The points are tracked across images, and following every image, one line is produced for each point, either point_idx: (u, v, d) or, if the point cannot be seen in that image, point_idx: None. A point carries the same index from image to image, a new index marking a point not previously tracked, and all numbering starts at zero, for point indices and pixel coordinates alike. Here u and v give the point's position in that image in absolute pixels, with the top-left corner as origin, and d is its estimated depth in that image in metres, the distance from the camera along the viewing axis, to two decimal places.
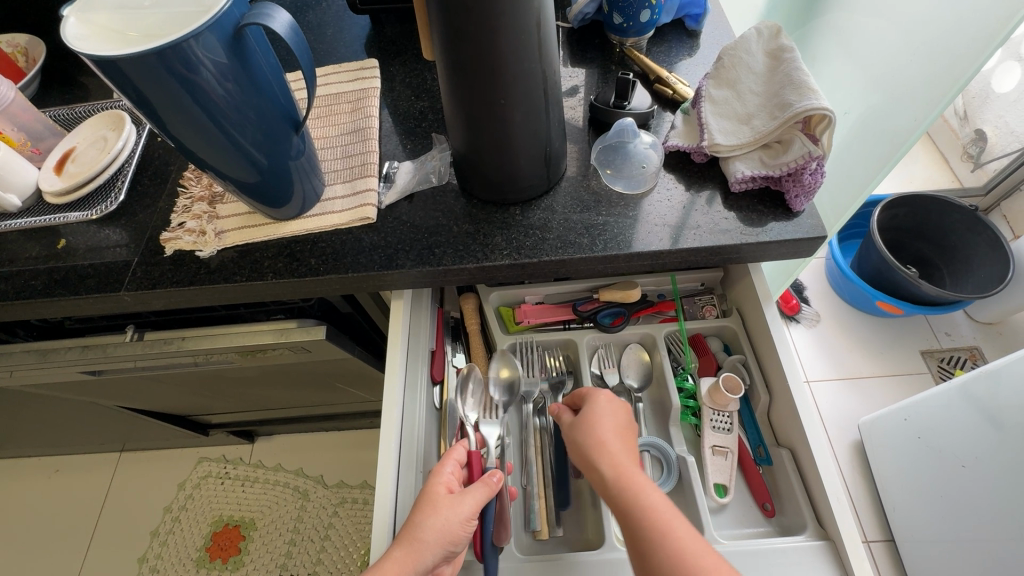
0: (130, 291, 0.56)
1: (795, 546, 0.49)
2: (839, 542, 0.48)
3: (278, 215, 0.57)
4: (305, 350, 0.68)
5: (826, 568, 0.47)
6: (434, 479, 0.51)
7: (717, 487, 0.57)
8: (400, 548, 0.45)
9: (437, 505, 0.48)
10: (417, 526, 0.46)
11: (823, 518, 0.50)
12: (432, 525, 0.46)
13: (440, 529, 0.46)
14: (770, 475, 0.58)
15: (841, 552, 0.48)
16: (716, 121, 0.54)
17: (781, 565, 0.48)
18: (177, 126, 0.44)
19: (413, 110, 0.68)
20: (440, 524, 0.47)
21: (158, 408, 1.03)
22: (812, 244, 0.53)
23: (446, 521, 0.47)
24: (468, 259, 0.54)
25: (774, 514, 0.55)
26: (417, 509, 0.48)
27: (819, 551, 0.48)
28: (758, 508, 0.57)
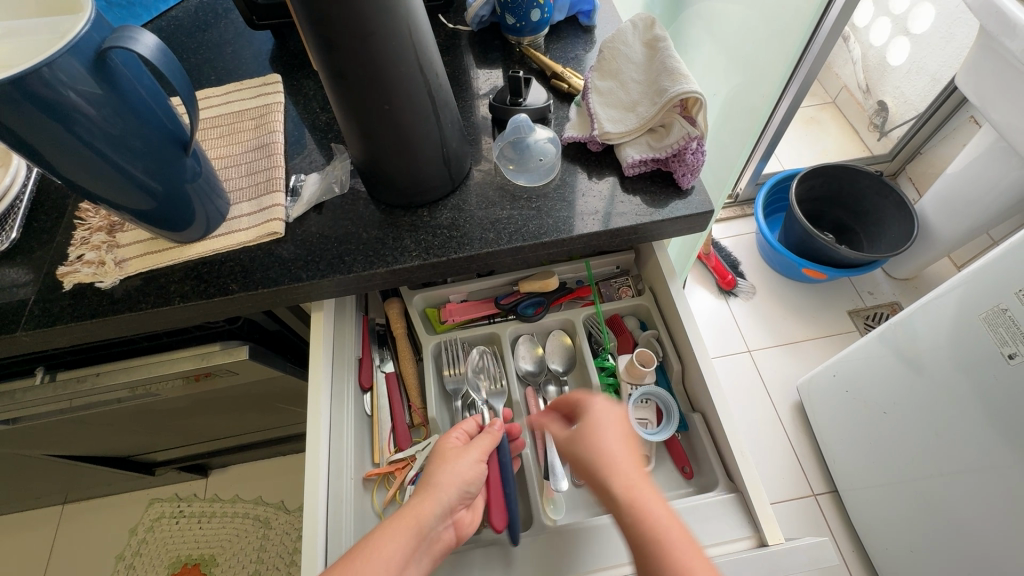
0: (28, 331, 0.54)
1: (708, 501, 0.52)
2: (746, 492, 0.52)
3: (182, 239, 0.56)
4: (232, 372, 0.67)
5: (737, 517, 0.51)
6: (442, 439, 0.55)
7: (639, 458, 0.61)
8: (424, 494, 0.48)
9: (448, 456, 0.52)
10: (433, 474, 0.50)
11: (732, 472, 0.54)
12: (445, 470, 0.50)
13: (453, 473, 0.50)
14: (687, 440, 0.61)
15: (748, 502, 0.51)
16: (604, 111, 0.57)
17: (698, 521, 0.51)
18: (57, 161, 0.43)
19: (320, 122, 0.68)
20: (454, 470, 0.50)
21: (94, 452, 0.98)
22: (702, 219, 0.56)
23: (459, 467, 0.51)
24: (379, 264, 0.55)
25: (692, 475, 0.59)
26: (429, 464, 0.52)
27: (730, 503, 0.52)
28: (679, 471, 0.60)
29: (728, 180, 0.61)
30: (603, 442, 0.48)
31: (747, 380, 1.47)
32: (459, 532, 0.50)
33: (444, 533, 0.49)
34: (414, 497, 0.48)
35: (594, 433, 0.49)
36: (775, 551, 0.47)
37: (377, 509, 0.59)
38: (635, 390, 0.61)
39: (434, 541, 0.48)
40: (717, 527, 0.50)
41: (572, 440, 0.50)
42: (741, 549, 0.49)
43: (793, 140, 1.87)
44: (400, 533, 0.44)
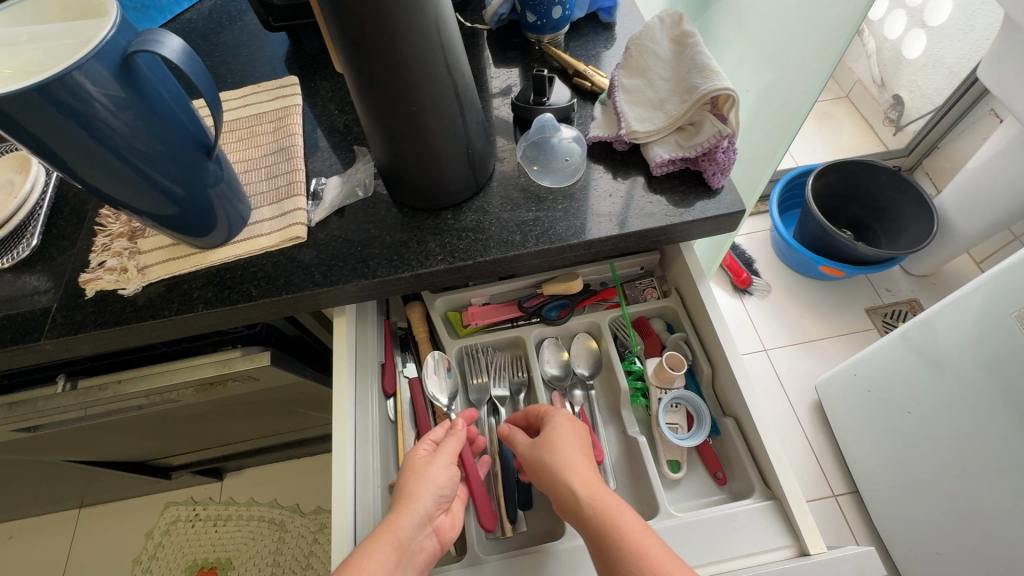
0: (50, 339, 0.53)
1: (745, 509, 0.51)
2: (784, 500, 0.50)
3: (204, 244, 0.55)
4: (253, 378, 0.66)
5: (775, 525, 0.50)
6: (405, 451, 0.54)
7: (671, 463, 0.60)
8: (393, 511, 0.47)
9: (416, 466, 0.51)
10: (401, 485, 0.49)
11: (768, 479, 0.53)
12: (416, 480, 0.49)
13: (421, 481, 0.49)
14: (719, 445, 0.60)
15: (786, 509, 0.50)
16: (632, 109, 0.56)
17: (734, 530, 0.50)
18: (81, 167, 0.42)
19: (338, 124, 0.67)
20: (424, 478, 0.50)
21: (111, 457, 0.98)
22: (733, 219, 0.55)
23: (428, 475, 0.50)
24: (403, 268, 0.54)
25: (725, 481, 0.58)
26: (400, 476, 0.51)
27: (767, 511, 0.51)
28: (711, 477, 0.59)
29: (760, 179, 0.59)
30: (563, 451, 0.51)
31: (764, 380, 1.45)
32: (441, 538, 0.50)
33: (426, 541, 0.48)
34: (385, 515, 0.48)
35: (555, 443, 0.52)
36: (816, 561, 0.45)
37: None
38: (666, 395, 0.59)
39: (418, 551, 0.47)
40: (755, 536, 0.49)
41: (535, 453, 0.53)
42: (780, 559, 0.48)
43: (805, 136, 1.85)
44: (377, 552, 0.44)
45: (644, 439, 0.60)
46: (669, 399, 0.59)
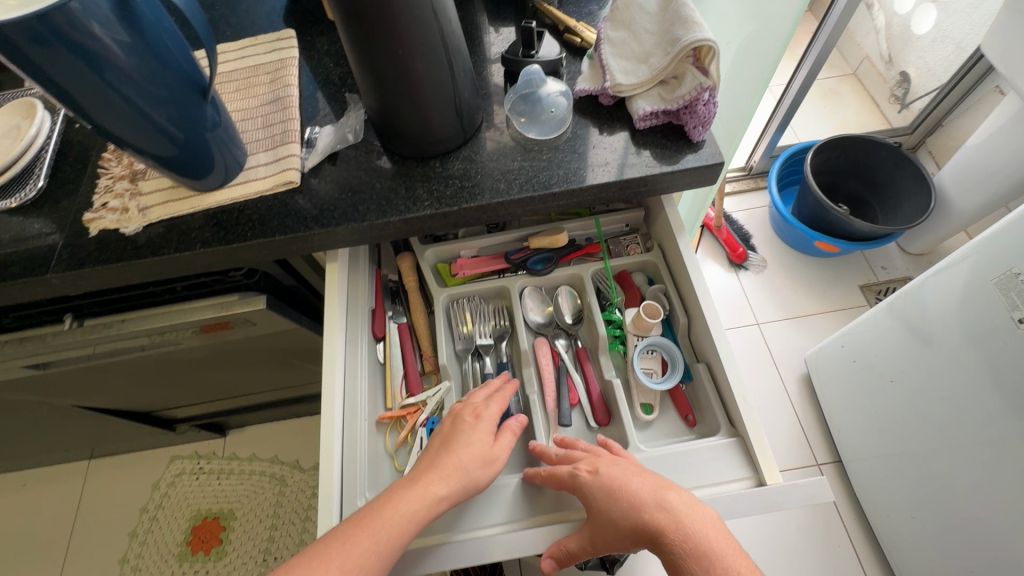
0: (57, 274, 0.56)
1: (709, 445, 0.54)
2: (746, 438, 0.53)
3: (201, 187, 0.58)
4: (249, 323, 0.69)
5: (736, 459, 0.53)
6: (471, 419, 0.56)
7: (644, 406, 0.63)
8: (447, 484, 0.50)
9: (481, 455, 0.53)
10: (463, 465, 0.52)
11: (734, 418, 0.56)
12: (476, 474, 0.52)
13: (478, 473, 0.53)
14: (692, 391, 0.63)
15: (747, 447, 0.53)
16: (616, 62, 0.57)
17: (698, 462, 0.53)
18: (87, 105, 0.45)
19: (332, 77, 0.68)
20: (481, 471, 0.53)
21: (119, 405, 1.03)
22: (712, 172, 0.57)
23: (486, 469, 0.53)
24: (392, 212, 0.56)
25: (694, 423, 0.61)
26: (459, 449, 0.53)
27: (730, 448, 0.54)
28: (683, 420, 0.62)
29: None
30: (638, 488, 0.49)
31: (755, 352, 1.47)
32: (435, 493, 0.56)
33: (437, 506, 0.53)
34: (435, 476, 0.51)
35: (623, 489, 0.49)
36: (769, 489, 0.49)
37: (389, 451, 0.62)
38: (641, 341, 0.63)
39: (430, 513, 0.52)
40: (717, 469, 0.52)
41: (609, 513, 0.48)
42: (739, 487, 0.51)
43: (809, 112, 1.84)
44: (417, 521, 0.48)
45: (621, 382, 0.63)
46: (644, 347, 0.62)
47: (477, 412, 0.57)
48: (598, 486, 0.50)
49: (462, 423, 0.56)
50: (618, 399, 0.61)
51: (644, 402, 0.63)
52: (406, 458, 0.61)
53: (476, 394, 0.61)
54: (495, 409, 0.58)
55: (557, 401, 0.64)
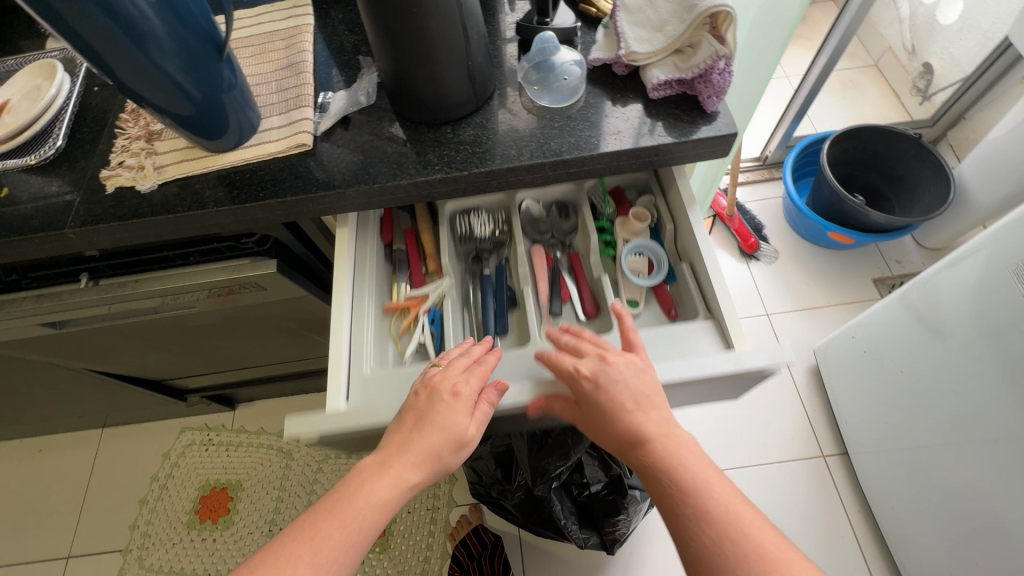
0: (73, 229, 0.57)
1: (689, 326, 0.62)
2: (721, 318, 0.61)
3: (216, 148, 0.58)
4: (260, 287, 0.70)
5: (711, 337, 0.61)
6: (449, 399, 0.54)
7: (631, 302, 0.70)
8: (421, 471, 0.51)
9: (457, 437, 0.53)
10: (438, 454, 0.52)
11: (710, 305, 0.63)
12: (451, 456, 0.53)
13: (452, 456, 0.53)
14: (676, 290, 0.70)
15: (722, 325, 0.61)
16: (632, 30, 0.57)
17: (682, 341, 0.61)
18: (104, 57, 0.45)
19: (347, 45, 0.69)
20: (454, 454, 0.53)
21: (132, 371, 1.05)
22: (725, 143, 0.56)
23: (459, 451, 0.53)
24: (402, 176, 0.56)
25: (676, 316, 0.69)
26: (435, 436, 0.52)
27: (707, 329, 0.62)
28: (665, 315, 0.70)
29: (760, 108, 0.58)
30: (623, 412, 0.52)
31: (763, 343, 1.46)
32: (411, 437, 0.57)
33: None
34: (410, 464, 0.51)
35: (612, 413, 0.52)
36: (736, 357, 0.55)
37: (393, 336, 0.69)
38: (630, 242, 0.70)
39: None
40: (694, 344, 0.61)
41: (597, 424, 0.54)
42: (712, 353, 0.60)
43: (828, 104, 1.81)
44: (387, 508, 0.50)
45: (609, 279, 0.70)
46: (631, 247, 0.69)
47: (455, 390, 0.54)
48: (593, 398, 0.53)
49: (440, 400, 0.54)
50: (605, 290, 0.67)
51: (629, 297, 0.70)
52: (408, 343, 0.68)
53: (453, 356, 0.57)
54: (473, 380, 0.56)
55: (549, 297, 0.71)
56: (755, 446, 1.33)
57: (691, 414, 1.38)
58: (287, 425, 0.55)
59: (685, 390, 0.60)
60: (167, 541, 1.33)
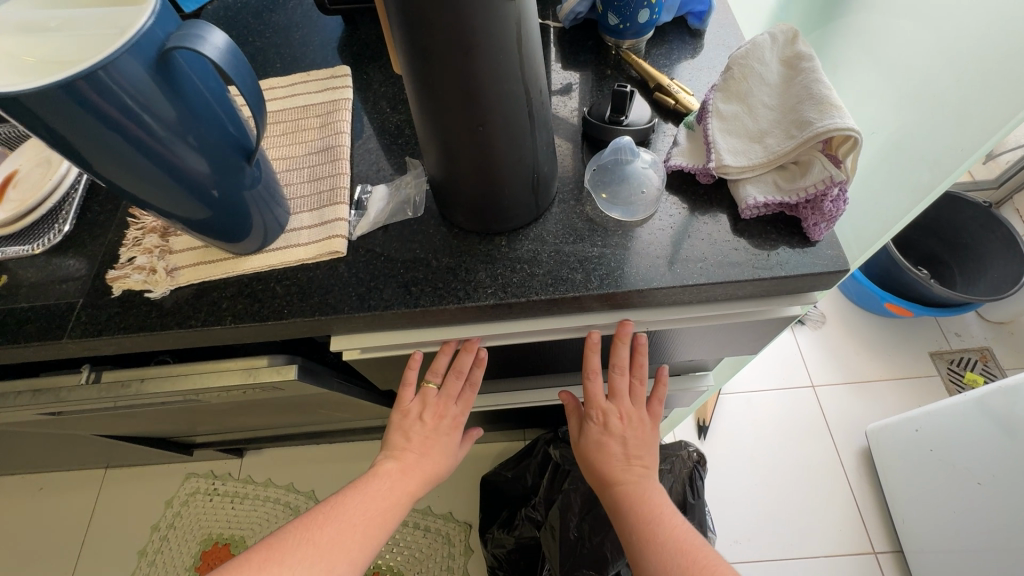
0: (73, 339, 0.50)
1: None
2: None
3: (238, 250, 0.51)
4: (277, 389, 0.62)
5: None
6: (452, 432, 0.57)
7: None
8: (427, 486, 0.55)
9: (454, 454, 0.58)
10: (441, 470, 0.56)
11: None
12: (445, 471, 0.57)
13: (446, 470, 0.57)
14: None
15: None
16: (725, 140, 0.48)
17: None
18: (109, 170, 0.38)
19: (389, 124, 0.61)
20: (447, 470, 0.58)
21: (137, 433, 0.98)
22: (832, 278, 0.47)
23: (451, 466, 0.58)
24: (448, 299, 0.48)
25: None
26: (442, 456, 0.56)
27: None
28: None
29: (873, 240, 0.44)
30: (613, 458, 0.55)
31: (808, 418, 1.35)
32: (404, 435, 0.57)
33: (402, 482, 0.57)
34: (423, 480, 0.54)
35: (606, 455, 0.55)
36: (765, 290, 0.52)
37: None
38: None
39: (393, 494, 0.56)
40: None
41: (583, 454, 0.57)
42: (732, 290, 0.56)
43: None
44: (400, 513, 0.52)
45: None
46: None
47: (456, 425, 0.57)
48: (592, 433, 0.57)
49: (444, 433, 0.56)
50: None
51: None
52: None
53: (452, 390, 0.56)
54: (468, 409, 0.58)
55: None
56: (798, 535, 1.22)
57: (728, 494, 1.28)
58: (333, 337, 0.52)
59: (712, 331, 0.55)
60: None
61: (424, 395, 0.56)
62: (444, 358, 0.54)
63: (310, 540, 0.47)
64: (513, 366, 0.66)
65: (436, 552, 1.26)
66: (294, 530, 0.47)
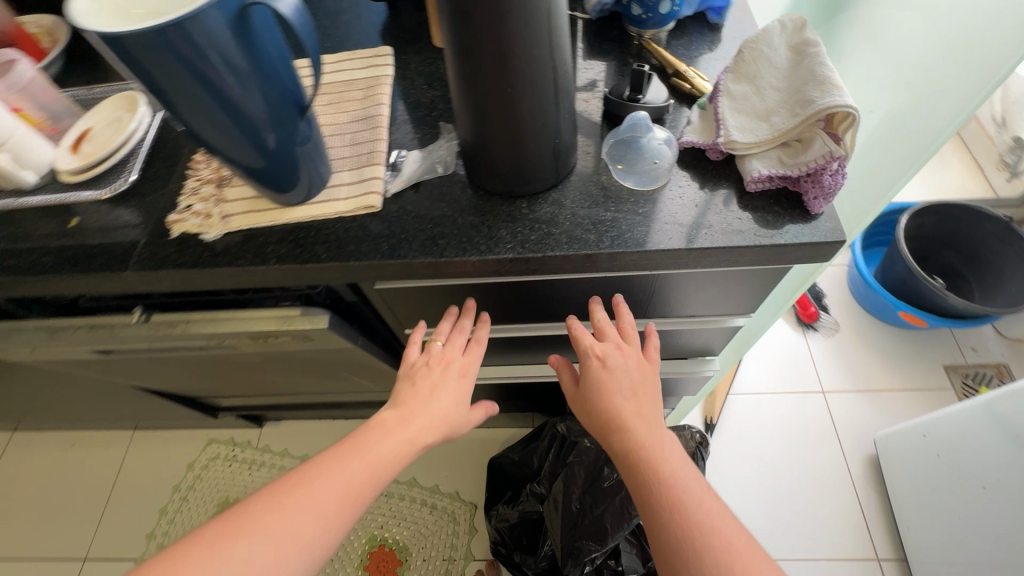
0: (135, 272, 0.56)
1: None
2: None
3: (284, 200, 0.57)
4: (307, 338, 0.68)
5: None
6: (461, 379, 0.60)
7: None
8: (435, 435, 0.56)
9: (466, 396, 0.60)
10: (450, 411, 0.58)
11: None
12: (456, 417, 0.59)
13: (455, 416, 0.59)
14: None
15: None
16: (734, 117, 0.52)
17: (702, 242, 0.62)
18: (185, 110, 0.44)
19: (424, 99, 0.67)
20: (457, 417, 0.59)
21: (170, 388, 1.05)
22: (829, 249, 0.50)
23: (460, 413, 0.59)
24: (471, 252, 0.53)
25: None
26: (451, 396, 0.59)
27: None
28: None
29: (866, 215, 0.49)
30: (617, 400, 0.57)
31: (816, 424, 1.35)
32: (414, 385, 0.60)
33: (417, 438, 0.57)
34: (427, 426, 0.55)
35: (607, 394, 0.58)
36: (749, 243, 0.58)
37: None
38: None
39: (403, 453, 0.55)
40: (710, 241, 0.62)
41: (586, 393, 0.60)
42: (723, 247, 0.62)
43: None
44: (397, 462, 0.52)
45: None
46: None
47: (465, 370, 0.61)
48: (592, 372, 0.59)
49: (452, 375, 0.60)
50: None
51: None
52: None
53: (456, 340, 0.63)
54: (476, 359, 0.63)
55: None
56: (800, 537, 1.23)
57: (731, 493, 1.28)
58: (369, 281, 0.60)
59: (707, 279, 0.61)
60: None
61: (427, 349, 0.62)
62: (445, 322, 0.64)
63: (281, 503, 0.46)
64: (530, 316, 0.71)
65: (440, 530, 1.29)
66: (262, 498, 0.46)
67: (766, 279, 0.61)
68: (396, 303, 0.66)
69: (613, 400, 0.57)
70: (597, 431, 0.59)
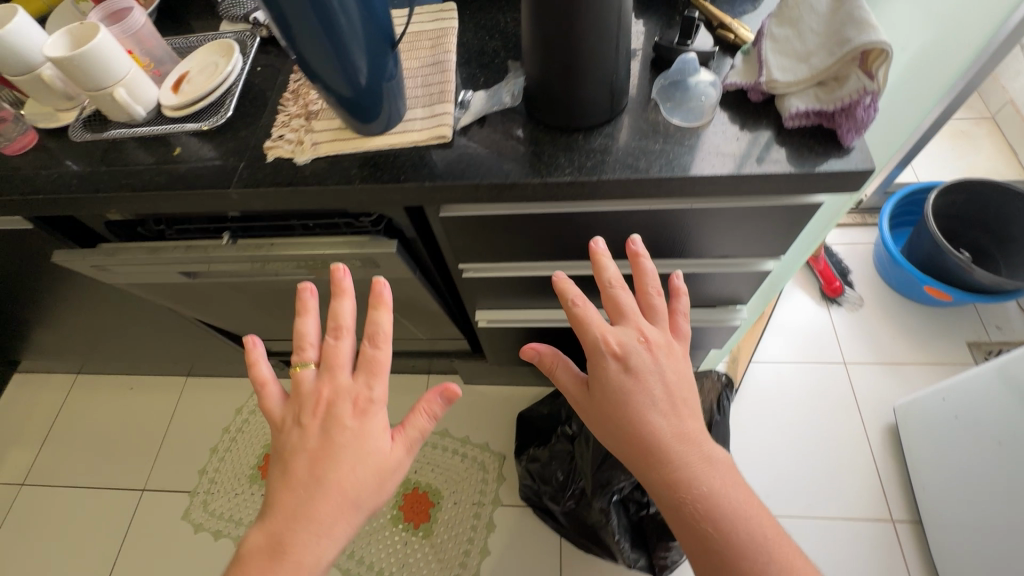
0: (237, 189, 0.64)
1: None
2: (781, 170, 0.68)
3: (366, 131, 0.64)
4: (375, 265, 0.75)
5: None
6: (353, 414, 0.55)
7: None
8: (365, 483, 0.52)
9: (370, 433, 0.54)
10: (360, 455, 0.53)
11: None
12: (368, 460, 0.53)
13: (374, 455, 0.53)
14: None
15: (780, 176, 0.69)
16: (776, 59, 0.58)
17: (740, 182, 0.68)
18: (300, 35, 0.52)
19: (487, 48, 0.73)
20: (375, 457, 0.53)
21: (233, 326, 1.15)
22: (859, 178, 0.56)
23: (379, 452, 0.54)
24: (534, 175, 0.60)
25: None
26: (348, 443, 0.53)
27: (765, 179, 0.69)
28: None
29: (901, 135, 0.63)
30: (657, 413, 0.56)
31: (837, 393, 1.39)
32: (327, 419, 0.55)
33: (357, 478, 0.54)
34: (349, 481, 0.52)
35: (642, 408, 0.57)
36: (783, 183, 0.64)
37: None
38: None
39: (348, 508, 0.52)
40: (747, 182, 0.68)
41: (609, 397, 0.59)
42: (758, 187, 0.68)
43: (934, 151, 1.71)
44: (330, 526, 0.50)
45: None
46: None
47: (359, 403, 0.56)
48: (615, 376, 0.58)
49: (348, 417, 0.55)
50: None
51: None
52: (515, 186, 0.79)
53: (333, 355, 0.58)
54: (368, 376, 0.57)
55: None
56: (816, 497, 1.27)
57: (750, 454, 1.34)
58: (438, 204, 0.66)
59: (743, 217, 0.67)
60: (231, 490, 1.43)
61: (295, 391, 0.58)
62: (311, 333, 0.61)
63: None
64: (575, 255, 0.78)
65: (470, 478, 1.37)
66: None
67: (798, 218, 0.67)
68: (454, 236, 0.73)
69: (649, 415, 0.56)
70: (628, 453, 0.58)
